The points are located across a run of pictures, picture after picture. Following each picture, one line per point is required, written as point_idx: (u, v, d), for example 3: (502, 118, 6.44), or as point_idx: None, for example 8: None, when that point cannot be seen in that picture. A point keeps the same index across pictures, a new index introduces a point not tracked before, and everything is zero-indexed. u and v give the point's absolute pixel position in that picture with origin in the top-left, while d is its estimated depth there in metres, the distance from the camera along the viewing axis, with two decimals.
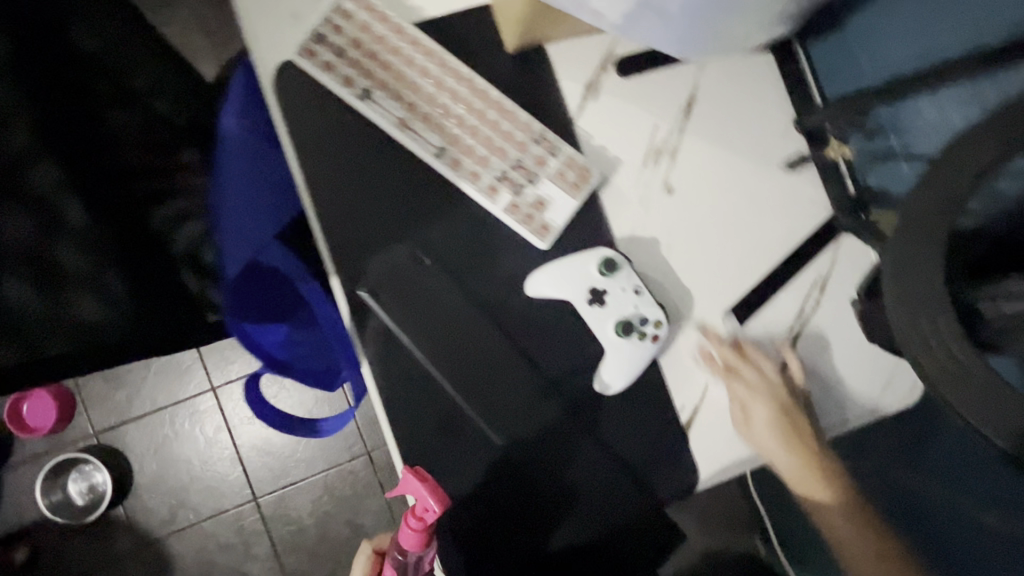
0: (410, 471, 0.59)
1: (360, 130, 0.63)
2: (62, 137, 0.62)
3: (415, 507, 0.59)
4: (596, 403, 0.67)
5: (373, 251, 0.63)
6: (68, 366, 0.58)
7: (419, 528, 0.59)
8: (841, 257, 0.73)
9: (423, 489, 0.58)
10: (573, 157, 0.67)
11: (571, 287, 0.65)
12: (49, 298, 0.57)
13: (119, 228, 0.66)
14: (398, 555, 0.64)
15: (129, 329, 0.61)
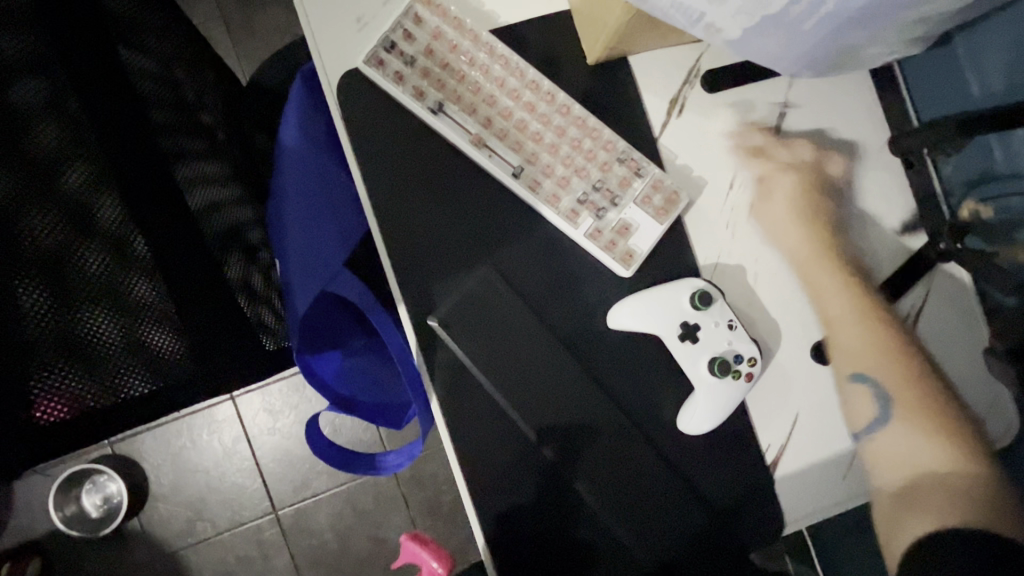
0: None
1: (429, 147, 0.59)
2: (109, 129, 0.54)
3: None
4: (676, 449, 0.61)
5: (441, 276, 0.59)
6: (150, 402, 0.52)
7: None
8: (933, 291, 0.65)
9: None
10: (660, 179, 0.60)
11: (662, 319, 0.57)
12: (110, 330, 0.50)
13: (179, 234, 0.57)
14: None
15: (195, 361, 0.53)
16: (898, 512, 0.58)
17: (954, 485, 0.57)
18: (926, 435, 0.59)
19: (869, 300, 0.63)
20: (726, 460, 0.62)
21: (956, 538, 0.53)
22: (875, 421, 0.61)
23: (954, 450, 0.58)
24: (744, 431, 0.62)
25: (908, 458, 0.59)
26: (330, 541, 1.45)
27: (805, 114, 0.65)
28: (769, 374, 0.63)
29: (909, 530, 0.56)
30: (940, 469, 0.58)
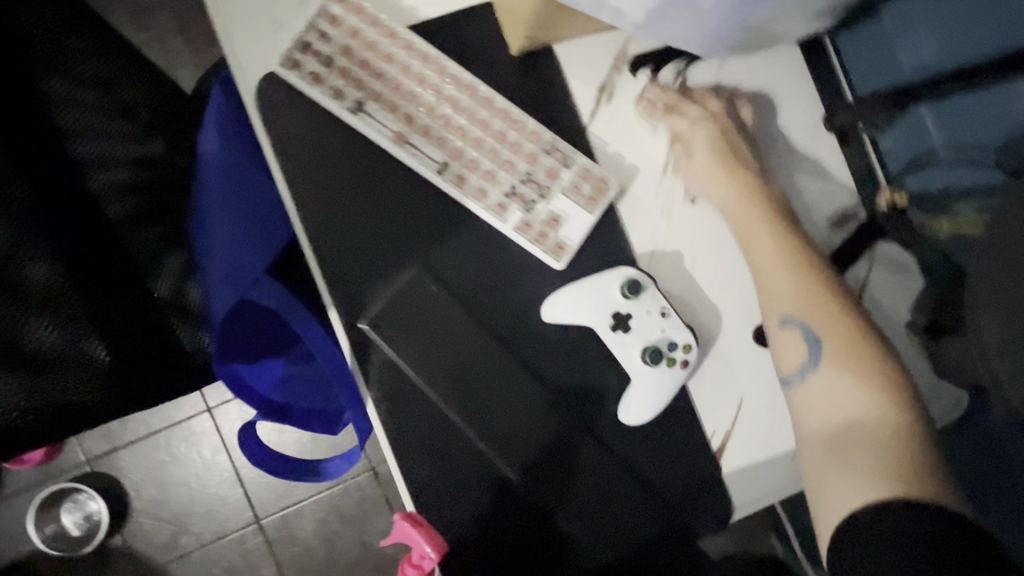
0: (404, 516, 0.57)
1: (351, 148, 0.58)
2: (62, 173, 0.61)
3: (412, 554, 0.59)
4: (620, 440, 0.60)
5: (371, 278, 0.58)
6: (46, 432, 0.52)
7: None
8: (877, 265, 0.63)
9: (418, 535, 0.58)
10: (588, 168, 0.59)
11: (594, 310, 0.57)
12: (35, 362, 0.52)
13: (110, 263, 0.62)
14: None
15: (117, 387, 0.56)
16: (829, 465, 0.53)
17: (861, 444, 0.52)
18: (867, 467, 0.51)
19: (833, 296, 0.58)
20: (672, 449, 0.61)
21: (913, 514, 0.47)
22: (803, 371, 0.57)
23: (893, 415, 0.53)
24: (689, 418, 0.62)
25: (838, 399, 0.55)
26: (316, 547, 1.44)
27: (738, 94, 0.64)
28: (712, 361, 0.62)
29: (833, 501, 0.52)
30: (865, 417, 0.53)
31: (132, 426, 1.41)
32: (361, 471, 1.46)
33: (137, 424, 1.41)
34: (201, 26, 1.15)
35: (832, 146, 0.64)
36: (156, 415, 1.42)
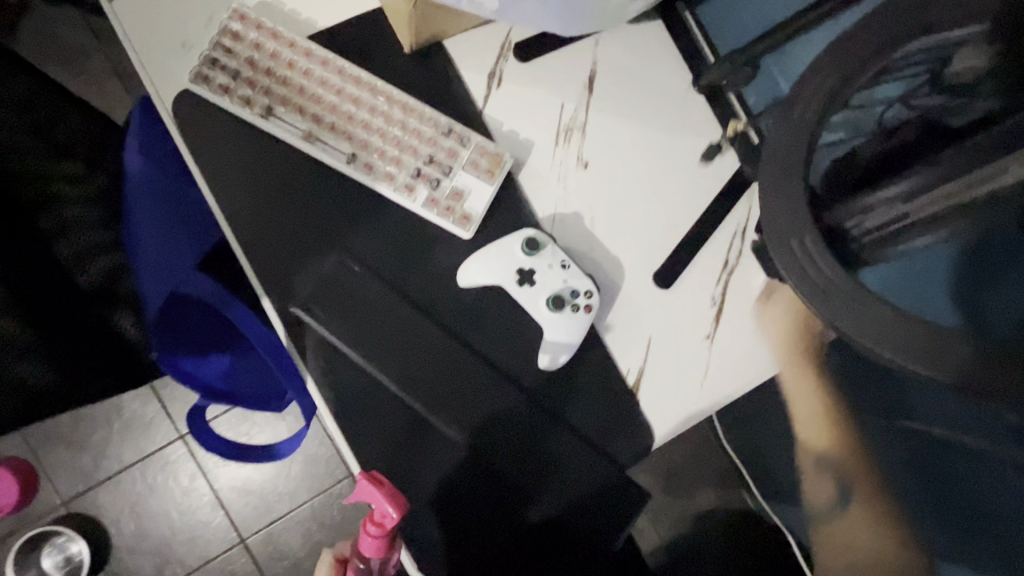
0: (365, 478, 0.59)
1: (266, 150, 0.64)
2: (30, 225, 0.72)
3: (373, 513, 0.60)
4: (543, 387, 0.66)
5: (299, 266, 0.64)
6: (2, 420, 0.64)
7: (378, 534, 0.60)
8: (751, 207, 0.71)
9: (379, 495, 0.59)
10: (483, 145, 0.66)
11: (502, 269, 0.63)
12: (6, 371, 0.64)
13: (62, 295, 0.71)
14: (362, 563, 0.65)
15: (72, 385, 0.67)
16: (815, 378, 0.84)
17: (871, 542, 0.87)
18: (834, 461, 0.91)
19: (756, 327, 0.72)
20: (593, 391, 0.68)
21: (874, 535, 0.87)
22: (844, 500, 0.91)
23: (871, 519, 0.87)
24: (604, 360, 0.68)
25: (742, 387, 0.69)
26: (303, 559, 1.46)
27: (614, 68, 0.71)
28: (620, 307, 0.69)
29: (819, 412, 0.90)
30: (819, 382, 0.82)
31: (106, 464, 1.42)
32: (341, 478, 1.49)
33: (111, 461, 1.42)
34: (129, 62, 1.19)
35: (702, 105, 0.72)
36: (128, 449, 1.43)
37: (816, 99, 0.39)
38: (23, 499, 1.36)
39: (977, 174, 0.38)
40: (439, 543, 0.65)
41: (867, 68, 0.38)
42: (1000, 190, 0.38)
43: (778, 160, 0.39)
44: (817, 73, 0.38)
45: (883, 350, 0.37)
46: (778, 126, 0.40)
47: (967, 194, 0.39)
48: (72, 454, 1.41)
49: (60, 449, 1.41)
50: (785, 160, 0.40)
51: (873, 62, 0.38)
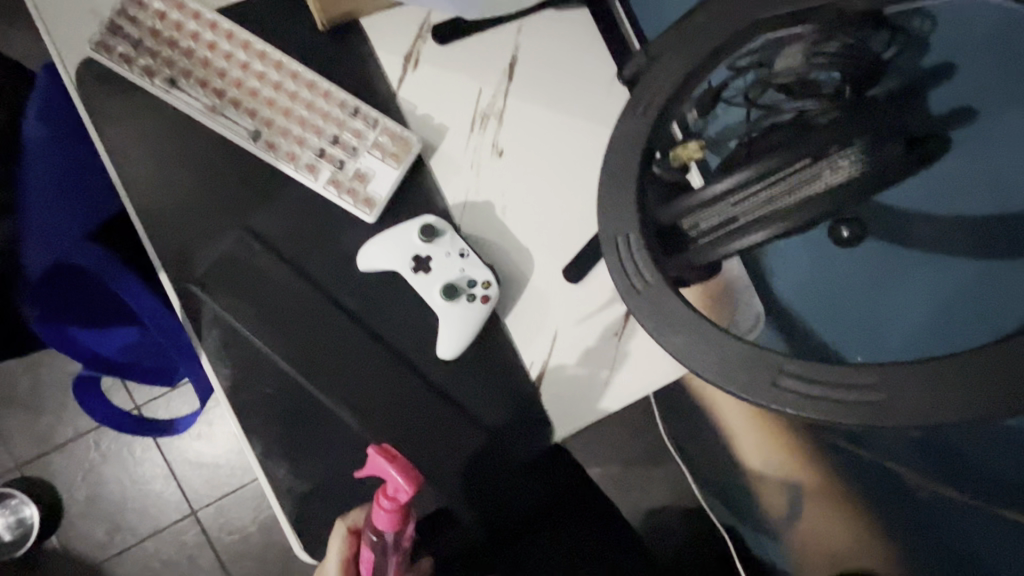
0: (377, 451, 0.57)
1: (170, 123, 0.63)
2: None
3: (386, 486, 0.58)
4: (441, 377, 0.65)
5: (199, 242, 0.63)
6: None
7: (391, 509, 0.57)
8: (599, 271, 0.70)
9: (391, 468, 0.57)
10: (390, 128, 0.65)
11: (399, 255, 0.63)
12: None
13: None
14: (373, 537, 0.60)
15: None
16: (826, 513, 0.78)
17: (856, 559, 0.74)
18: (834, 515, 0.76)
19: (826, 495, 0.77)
20: (492, 382, 0.67)
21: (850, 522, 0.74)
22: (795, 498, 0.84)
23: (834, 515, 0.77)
24: (507, 352, 0.67)
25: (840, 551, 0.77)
26: (252, 535, 1.45)
27: (535, 55, 0.70)
28: (527, 299, 0.68)
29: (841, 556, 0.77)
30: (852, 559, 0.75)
31: (61, 430, 1.43)
32: None
33: (66, 428, 1.43)
34: None
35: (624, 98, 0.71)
36: (85, 416, 1.44)
37: (663, 92, 0.37)
38: None
39: (794, 178, 0.33)
40: (330, 527, 0.65)
41: (712, 62, 0.37)
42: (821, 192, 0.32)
43: (620, 151, 0.38)
44: (660, 69, 0.37)
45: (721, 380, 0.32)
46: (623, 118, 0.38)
47: (792, 196, 0.33)
48: (29, 419, 1.42)
49: (18, 413, 1.42)
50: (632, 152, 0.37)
51: (719, 55, 0.37)
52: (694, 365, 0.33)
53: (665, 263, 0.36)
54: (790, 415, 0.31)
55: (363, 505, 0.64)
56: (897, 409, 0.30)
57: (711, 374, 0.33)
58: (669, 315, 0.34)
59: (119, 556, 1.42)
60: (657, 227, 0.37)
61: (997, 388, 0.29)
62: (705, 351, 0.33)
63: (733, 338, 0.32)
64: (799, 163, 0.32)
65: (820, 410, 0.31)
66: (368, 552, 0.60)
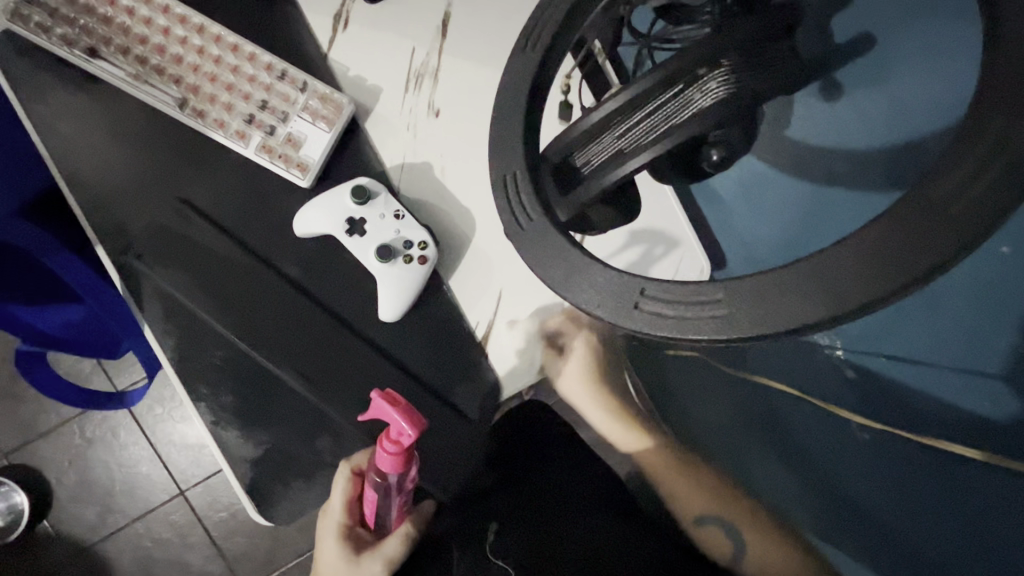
0: (381, 394, 0.52)
1: (96, 94, 0.63)
2: None
3: (389, 430, 0.53)
4: (385, 339, 0.65)
5: (134, 213, 0.63)
6: None
7: (395, 454, 0.53)
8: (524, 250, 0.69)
9: (395, 412, 0.51)
10: (320, 90, 0.64)
11: (334, 218, 0.63)
12: None
13: None
14: (378, 477, 0.57)
15: None
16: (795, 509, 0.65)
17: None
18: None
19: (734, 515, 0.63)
20: (435, 343, 0.66)
21: None
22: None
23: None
24: (450, 312, 0.67)
25: None
26: (241, 511, 1.40)
27: (468, 10, 0.69)
28: (471, 259, 0.68)
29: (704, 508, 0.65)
30: None
31: (45, 418, 1.40)
32: None
33: (50, 415, 1.40)
34: None
35: None
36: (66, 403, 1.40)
37: None
38: None
39: (669, 105, 0.33)
40: (285, 491, 0.65)
41: None
42: (689, 116, 0.32)
43: (507, 97, 0.39)
44: None
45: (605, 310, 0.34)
46: (512, 62, 0.39)
47: (667, 123, 0.33)
48: (9, 408, 1.39)
49: None
50: (516, 99, 0.39)
51: None
52: (569, 297, 0.35)
53: (555, 203, 0.37)
54: (649, 335, 0.33)
55: (366, 450, 0.63)
56: (740, 321, 0.31)
57: (591, 308, 0.34)
58: (538, 249, 0.36)
59: (104, 543, 1.38)
60: (548, 165, 0.38)
61: (834, 300, 0.29)
62: (581, 284, 0.35)
63: (598, 265, 0.35)
64: (672, 89, 0.33)
65: (667, 327, 0.32)
66: (372, 492, 0.59)
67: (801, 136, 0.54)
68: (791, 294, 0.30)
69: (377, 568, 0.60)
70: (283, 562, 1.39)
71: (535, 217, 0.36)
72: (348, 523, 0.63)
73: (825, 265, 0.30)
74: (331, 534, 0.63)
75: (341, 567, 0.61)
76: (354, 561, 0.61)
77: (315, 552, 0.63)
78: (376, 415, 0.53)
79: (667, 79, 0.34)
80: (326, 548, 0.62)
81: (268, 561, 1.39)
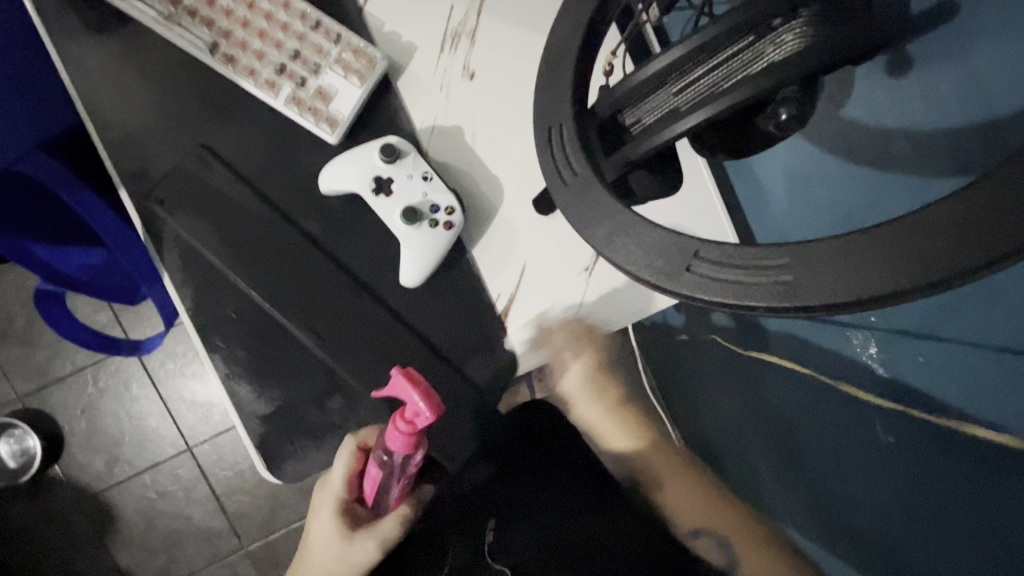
0: (400, 371, 0.53)
1: (127, 35, 0.61)
2: None
3: (405, 409, 0.54)
4: (404, 304, 0.64)
5: (159, 157, 0.62)
6: None
7: (408, 433, 0.54)
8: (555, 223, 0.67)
9: (415, 393, 0.52)
10: (354, 43, 0.62)
11: (361, 176, 0.61)
12: None
13: None
14: (384, 456, 0.58)
15: None
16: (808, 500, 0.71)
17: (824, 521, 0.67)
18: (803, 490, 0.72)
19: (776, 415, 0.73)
20: (455, 313, 0.65)
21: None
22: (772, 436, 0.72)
23: None
24: (471, 282, 0.65)
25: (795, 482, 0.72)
26: (245, 471, 1.42)
27: None
28: (496, 231, 0.66)
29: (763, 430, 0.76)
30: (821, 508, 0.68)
31: (60, 365, 1.41)
32: None
33: (63, 362, 1.41)
34: None
35: None
36: (82, 352, 1.41)
37: None
38: None
39: (739, 57, 0.31)
40: (293, 451, 0.65)
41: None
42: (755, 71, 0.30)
43: (556, 49, 0.37)
44: None
45: (652, 270, 0.33)
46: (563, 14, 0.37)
47: (734, 76, 0.31)
48: (28, 354, 1.40)
49: (14, 349, 1.40)
50: (565, 53, 0.37)
51: None
52: (612, 253, 0.33)
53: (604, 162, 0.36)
54: (698, 299, 0.32)
55: (374, 426, 0.63)
56: (809, 289, 0.29)
57: (636, 268, 0.33)
58: (577, 208, 0.35)
59: (111, 492, 1.40)
60: (597, 122, 0.37)
61: (897, 272, 0.28)
62: (621, 242, 0.33)
63: (646, 225, 0.33)
64: (742, 40, 0.32)
65: (722, 292, 0.31)
66: (377, 470, 0.60)
67: (856, 114, 0.52)
68: (856, 264, 0.29)
69: (370, 546, 0.64)
70: (283, 522, 1.42)
71: (580, 171, 0.35)
72: (347, 498, 0.66)
73: (886, 238, 0.28)
74: (329, 507, 0.66)
75: (335, 539, 0.64)
76: (348, 537, 0.64)
77: (313, 522, 0.67)
78: (394, 393, 0.54)
79: (730, 33, 0.32)
80: (322, 520, 0.65)
81: (269, 521, 1.42)
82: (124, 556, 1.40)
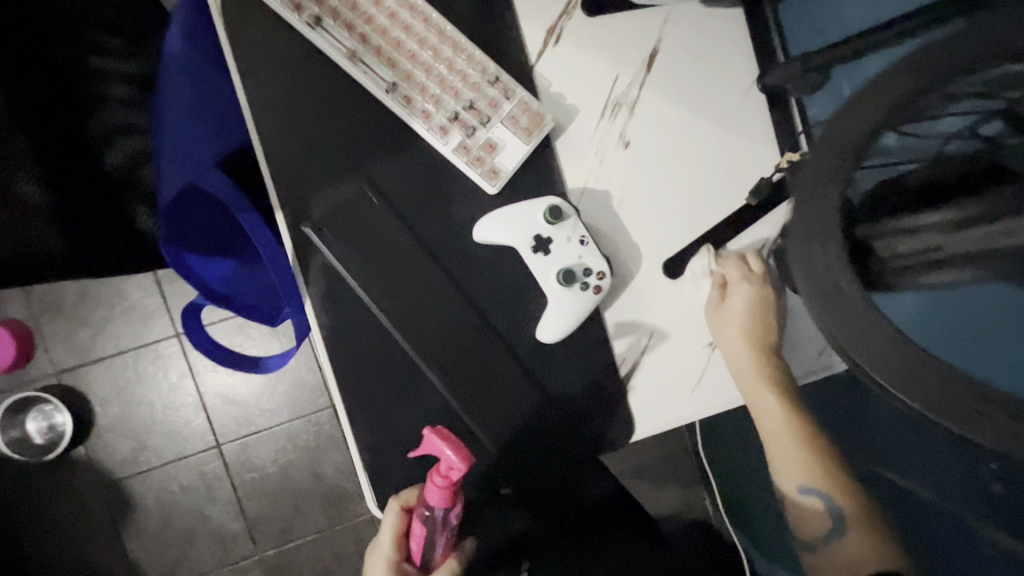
0: (432, 431, 0.56)
1: (308, 62, 0.63)
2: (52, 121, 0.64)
3: (439, 465, 0.56)
4: (534, 357, 0.65)
5: (318, 181, 0.63)
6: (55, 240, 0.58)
7: (443, 486, 0.57)
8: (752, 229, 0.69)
9: (445, 446, 0.55)
10: (526, 101, 0.64)
11: (521, 232, 0.63)
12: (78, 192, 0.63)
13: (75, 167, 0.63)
14: (425, 512, 0.60)
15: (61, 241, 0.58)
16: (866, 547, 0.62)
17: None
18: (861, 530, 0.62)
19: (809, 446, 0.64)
20: (581, 371, 0.66)
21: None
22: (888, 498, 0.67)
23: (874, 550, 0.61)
24: (600, 342, 0.66)
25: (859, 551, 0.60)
26: (272, 475, 1.39)
27: (680, 49, 0.68)
28: (631, 297, 0.67)
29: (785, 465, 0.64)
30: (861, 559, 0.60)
31: (102, 344, 1.37)
32: (322, 407, 1.41)
33: (105, 342, 1.37)
34: None
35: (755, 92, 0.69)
36: (126, 334, 1.38)
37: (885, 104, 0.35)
38: (18, 361, 1.33)
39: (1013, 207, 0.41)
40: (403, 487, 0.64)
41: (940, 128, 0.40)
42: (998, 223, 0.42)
43: None
44: None
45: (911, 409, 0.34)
46: None
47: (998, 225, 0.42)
48: (71, 328, 1.37)
49: (57, 321, 1.37)
50: None
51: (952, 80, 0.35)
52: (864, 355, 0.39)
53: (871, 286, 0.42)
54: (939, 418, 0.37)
55: (412, 486, 0.64)
56: None
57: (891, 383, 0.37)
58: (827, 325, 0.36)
59: (133, 479, 1.37)
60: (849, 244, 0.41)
61: None
62: None
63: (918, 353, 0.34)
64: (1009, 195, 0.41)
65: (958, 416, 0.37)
66: (421, 526, 0.61)
67: None
68: None
69: None
70: (300, 533, 1.39)
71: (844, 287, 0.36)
72: (396, 559, 0.66)
73: None
74: (381, 567, 0.66)
75: None
76: None
77: None
78: (427, 450, 0.57)
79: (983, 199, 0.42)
80: None
81: (286, 530, 1.39)
82: (135, 546, 1.37)
